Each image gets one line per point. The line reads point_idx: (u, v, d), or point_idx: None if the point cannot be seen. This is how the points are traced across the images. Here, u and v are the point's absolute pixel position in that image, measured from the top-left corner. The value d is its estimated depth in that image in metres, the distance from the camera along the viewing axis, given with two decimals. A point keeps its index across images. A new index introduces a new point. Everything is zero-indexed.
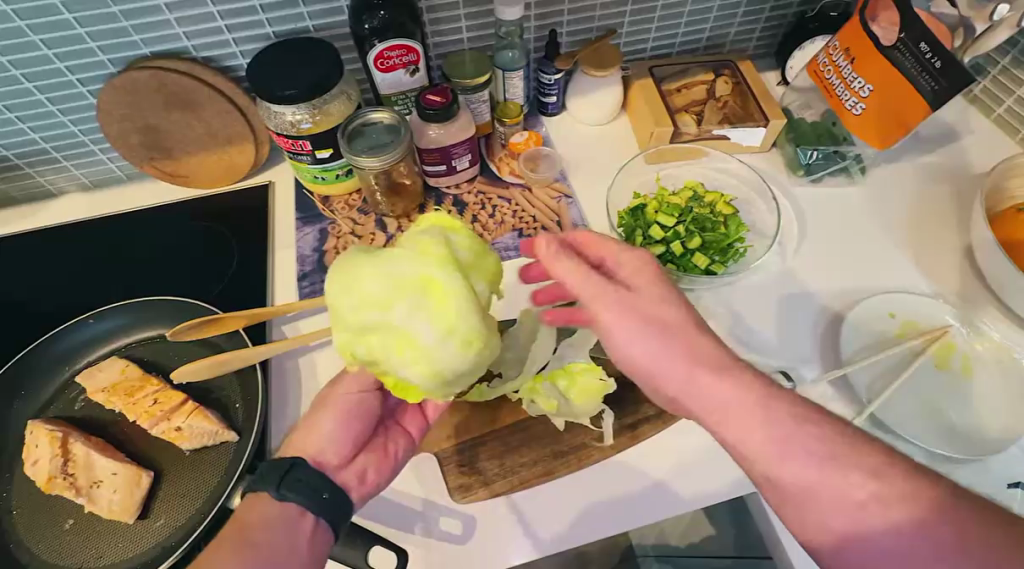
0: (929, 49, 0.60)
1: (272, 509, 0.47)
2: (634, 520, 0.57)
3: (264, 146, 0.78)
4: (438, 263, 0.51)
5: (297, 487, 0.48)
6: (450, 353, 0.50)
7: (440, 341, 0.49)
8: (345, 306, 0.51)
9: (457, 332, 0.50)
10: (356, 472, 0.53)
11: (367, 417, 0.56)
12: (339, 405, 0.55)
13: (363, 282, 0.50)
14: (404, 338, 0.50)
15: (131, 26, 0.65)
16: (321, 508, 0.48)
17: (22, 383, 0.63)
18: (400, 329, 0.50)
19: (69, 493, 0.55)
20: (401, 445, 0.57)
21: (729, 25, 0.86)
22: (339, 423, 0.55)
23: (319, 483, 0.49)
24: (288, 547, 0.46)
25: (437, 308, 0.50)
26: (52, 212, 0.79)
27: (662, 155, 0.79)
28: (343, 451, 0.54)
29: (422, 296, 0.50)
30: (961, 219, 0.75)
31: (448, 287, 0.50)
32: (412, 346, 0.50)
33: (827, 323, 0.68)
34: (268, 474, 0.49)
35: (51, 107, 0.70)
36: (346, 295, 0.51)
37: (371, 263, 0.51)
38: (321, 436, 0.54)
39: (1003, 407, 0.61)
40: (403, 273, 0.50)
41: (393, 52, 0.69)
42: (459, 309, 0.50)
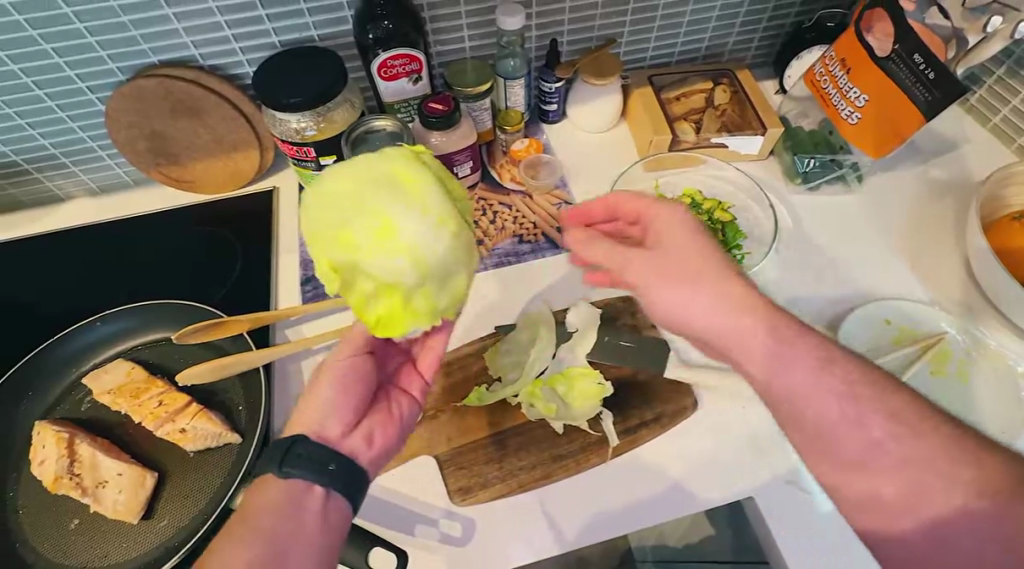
0: (923, 61, 0.62)
1: (277, 493, 0.45)
2: (633, 522, 0.58)
3: (269, 152, 0.79)
4: (405, 161, 0.52)
5: (300, 464, 0.46)
6: (428, 234, 0.49)
7: (416, 221, 0.49)
8: (319, 216, 0.51)
9: (431, 212, 0.49)
10: (362, 437, 0.51)
11: (364, 383, 0.53)
12: (333, 374, 0.52)
13: (333, 185, 0.51)
14: (379, 222, 0.49)
15: (140, 35, 0.67)
16: (331, 481, 0.46)
17: (30, 385, 0.64)
18: (373, 217, 0.49)
19: (75, 493, 0.56)
20: (405, 405, 0.55)
21: (728, 35, 0.87)
22: (336, 392, 0.51)
23: (323, 456, 0.47)
24: (297, 529, 0.44)
25: (410, 191, 0.50)
26: (60, 216, 0.81)
27: (662, 162, 0.81)
28: (345, 419, 0.50)
29: (393, 183, 0.50)
30: (957, 227, 0.76)
31: (417, 175, 0.51)
32: (387, 230, 0.49)
33: (824, 329, 0.69)
34: (269, 455, 0.47)
35: (61, 113, 0.72)
36: (319, 204, 0.51)
37: (340, 171, 0.52)
38: (319, 407, 0.50)
39: (999, 413, 0.62)
40: (372, 169, 0.51)
41: (396, 61, 0.70)
42: (432, 195, 0.50)
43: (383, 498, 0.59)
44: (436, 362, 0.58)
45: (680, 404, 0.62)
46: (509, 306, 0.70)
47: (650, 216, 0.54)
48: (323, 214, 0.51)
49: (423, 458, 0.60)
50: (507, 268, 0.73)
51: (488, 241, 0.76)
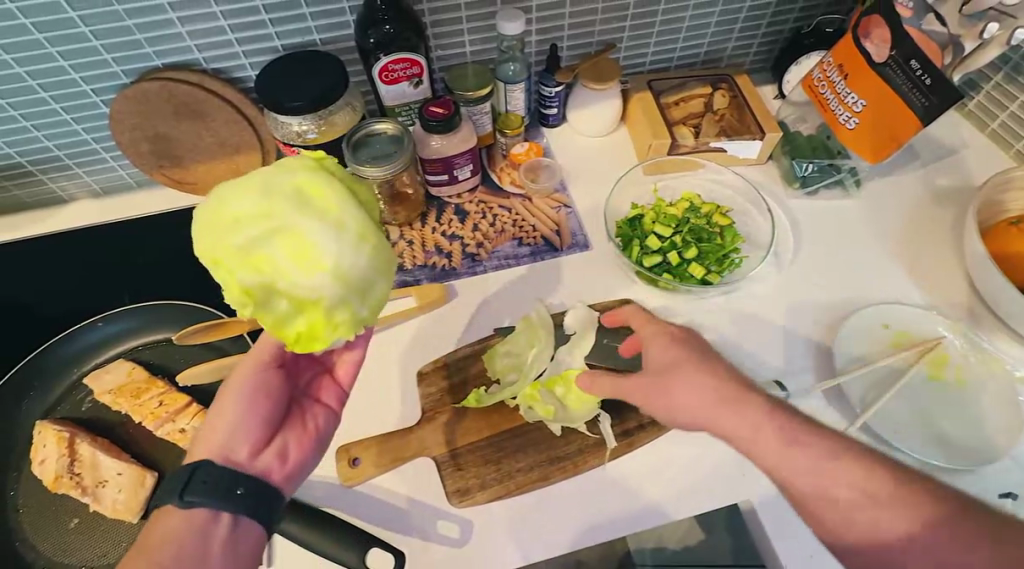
0: (920, 67, 0.63)
1: (180, 524, 0.47)
2: (632, 524, 0.58)
3: (271, 154, 0.79)
4: (314, 171, 0.53)
5: (202, 492, 0.47)
6: (343, 247, 0.50)
7: (331, 236, 0.50)
8: (224, 236, 0.50)
9: (345, 224, 0.51)
10: (274, 454, 0.52)
11: (273, 399, 0.54)
12: (243, 393, 0.53)
13: (232, 205, 0.50)
14: (292, 242, 0.49)
15: (144, 38, 0.67)
16: (238, 506, 0.48)
17: (31, 385, 0.64)
18: (283, 236, 0.49)
19: (75, 492, 0.56)
20: (321, 417, 0.57)
21: (727, 40, 0.88)
22: (245, 409, 0.53)
23: (228, 481, 0.48)
24: (197, 554, 0.45)
25: (321, 205, 0.51)
26: (63, 217, 0.81)
27: (661, 166, 0.81)
28: (253, 438, 0.52)
29: (301, 199, 0.50)
30: (955, 231, 0.76)
31: (325, 187, 0.51)
32: (301, 248, 0.49)
33: (822, 333, 0.69)
34: (170, 486, 0.48)
35: (65, 115, 0.73)
36: (221, 224, 0.50)
37: (239, 189, 0.51)
38: (227, 427, 0.51)
39: (996, 417, 0.62)
40: (277, 184, 0.51)
41: (398, 65, 0.71)
42: (343, 206, 0.51)
43: (379, 499, 0.59)
44: (355, 371, 0.60)
45: None
46: (508, 308, 0.71)
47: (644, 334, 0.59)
48: (226, 237, 0.50)
49: (420, 459, 0.61)
50: (507, 271, 0.74)
51: (488, 244, 0.76)
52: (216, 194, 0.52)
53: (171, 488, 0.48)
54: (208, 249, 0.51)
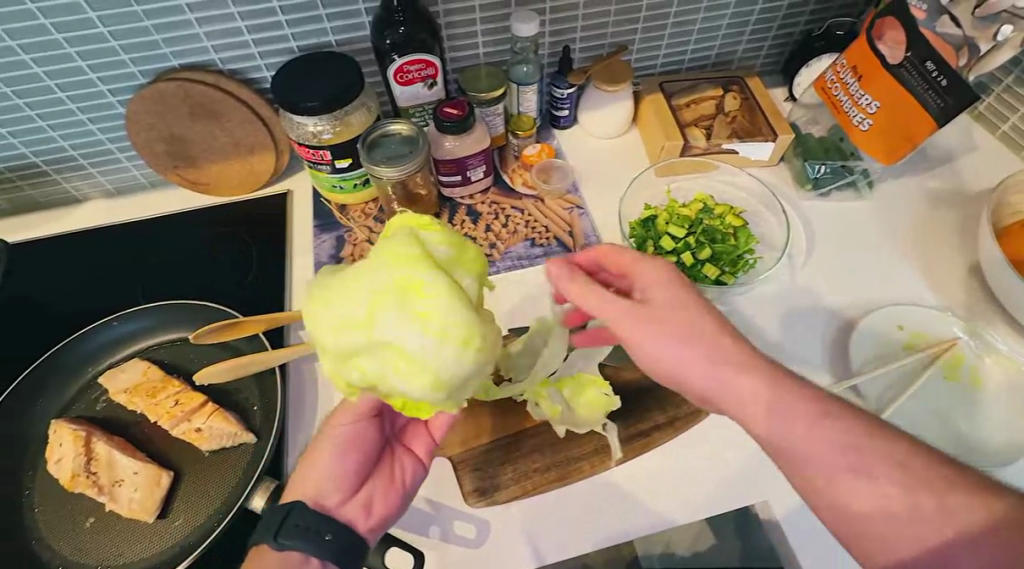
0: (935, 68, 0.63)
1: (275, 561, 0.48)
2: (649, 525, 0.58)
3: (284, 155, 0.79)
4: (414, 268, 0.51)
5: (297, 536, 0.48)
6: (446, 357, 0.49)
7: (433, 351, 0.49)
8: (325, 332, 0.51)
9: (447, 336, 0.49)
10: (361, 503, 0.54)
11: (364, 450, 0.56)
12: (336, 441, 0.55)
13: (338, 306, 0.50)
14: (395, 351, 0.49)
15: (161, 39, 0.68)
16: (326, 551, 0.49)
17: (46, 384, 0.64)
18: (387, 347, 0.49)
19: (92, 491, 0.56)
20: (409, 467, 0.57)
21: (737, 43, 0.88)
22: (337, 457, 0.54)
23: (319, 526, 0.49)
24: None
25: (424, 313, 0.49)
26: (76, 217, 0.81)
27: (673, 168, 0.81)
28: (344, 487, 0.53)
29: (404, 302, 0.49)
30: (967, 233, 0.76)
31: (427, 291, 0.50)
32: (405, 361, 0.49)
33: (836, 334, 0.69)
34: (265, 525, 0.49)
35: (81, 116, 0.73)
36: (325, 320, 0.51)
37: (344, 288, 0.51)
38: (321, 475, 0.53)
39: (1012, 419, 0.62)
40: (380, 285, 0.50)
41: (412, 66, 0.71)
42: (444, 309, 0.49)
43: None
44: (446, 426, 0.59)
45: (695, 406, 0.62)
46: (521, 309, 0.71)
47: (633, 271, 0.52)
48: (332, 336, 0.50)
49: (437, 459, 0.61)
50: (520, 272, 0.74)
51: (501, 244, 0.76)
52: (324, 284, 0.52)
53: (264, 528, 0.49)
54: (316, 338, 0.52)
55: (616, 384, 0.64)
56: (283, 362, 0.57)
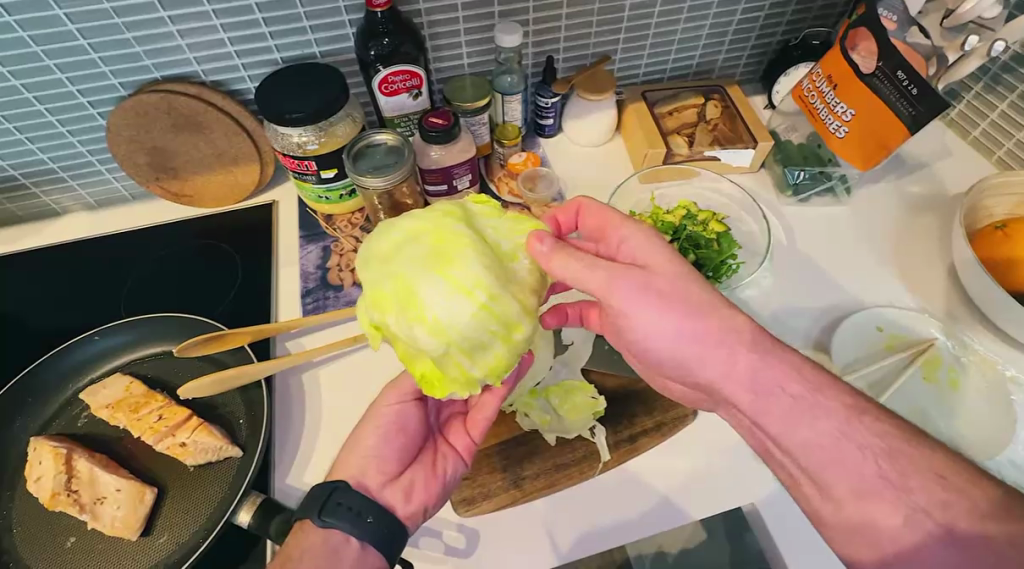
0: (906, 77, 0.64)
1: (318, 537, 0.49)
2: (638, 529, 0.58)
3: (269, 166, 0.79)
4: (446, 220, 0.54)
5: (340, 514, 0.49)
6: (452, 301, 0.50)
7: (440, 295, 0.50)
8: (362, 266, 0.55)
9: (457, 283, 0.50)
10: (402, 490, 0.54)
11: (405, 437, 0.57)
12: (380, 422, 0.56)
13: (378, 243, 0.55)
14: (408, 289, 0.51)
15: (143, 51, 0.67)
16: (366, 533, 0.49)
17: (24, 401, 0.63)
18: (405, 281, 0.51)
19: (72, 510, 0.55)
20: (450, 461, 0.56)
21: (718, 53, 0.90)
22: (382, 439, 0.56)
23: (362, 507, 0.50)
24: None
25: (441, 257, 0.51)
26: (56, 230, 0.80)
27: (657, 174, 0.82)
28: (387, 470, 0.54)
29: (428, 243, 0.52)
30: (943, 236, 0.78)
31: (450, 237, 0.52)
32: (413, 297, 0.51)
33: (818, 336, 0.70)
34: (310, 502, 0.50)
35: (62, 128, 0.72)
36: (365, 255, 0.56)
37: (385, 231, 0.55)
38: (365, 456, 0.55)
39: (990, 419, 0.63)
40: (414, 228, 0.53)
41: (397, 77, 0.71)
42: (463, 257, 0.51)
43: None
44: (487, 424, 0.58)
45: (680, 412, 0.62)
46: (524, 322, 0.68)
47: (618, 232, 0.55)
48: (366, 270, 0.54)
49: None
50: None
51: None
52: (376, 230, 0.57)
53: (307, 506, 0.50)
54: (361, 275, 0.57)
55: (603, 390, 0.64)
56: (269, 373, 0.57)
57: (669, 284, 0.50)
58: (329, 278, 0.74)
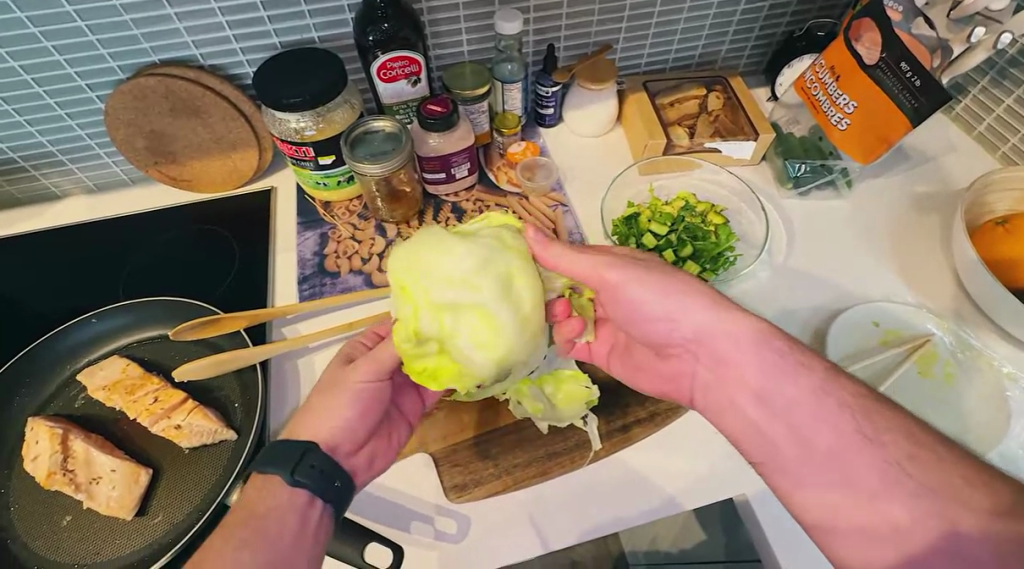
0: (909, 68, 0.64)
1: (284, 497, 0.48)
2: (629, 518, 0.58)
3: (268, 152, 0.79)
4: (516, 254, 0.55)
5: (309, 475, 0.49)
6: (521, 340, 0.53)
7: (514, 330, 0.53)
8: (416, 269, 0.53)
9: (529, 323, 0.54)
10: (365, 458, 0.55)
11: (374, 411, 0.56)
12: (354, 394, 0.55)
13: (446, 257, 0.52)
14: (484, 320, 0.52)
15: (141, 34, 0.67)
16: (332, 496, 0.50)
17: (23, 381, 0.63)
18: (481, 310, 0.52)
19: (68, 489, 0.56)
20: (404, 430, 0.59)
21: (721, 43, 0.89)
22: (355, 410, 0.55)
23: (332, 471, 0.50)
24: (296, 535, 0.47)
25: (518, 293, 0.53)
26: (54, 213, 0.80)
27: (656, 165, 0.82)
28: (356, 438, 0.54)
29: (506, 277, 0.53)
30: (944, 231, 0.77)
31: (527, 277, 0.54)
32: (488, 328, 0.52)
33: (814, 330, 0.70)
34: (282, 459, 0.49)
35: (60, 111, 0.72)
36: (421, 260, 0.53)
37: (448, 244, 0.53)
38: (336, 422, 0.54)
39: (985, 416, 0.62)
40: (492, 256, 0.53)
41: (395, 63, 0.71)
42: (533, 299, 0.54)
43: (376, 495, 0.59)
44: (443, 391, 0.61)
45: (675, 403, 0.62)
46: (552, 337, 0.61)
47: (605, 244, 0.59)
48: (432, 282, 0.52)
49: (418, 454, 0.60)
50: None
51: None
52: (424, 234, 0.55)
53: (271, 459, 0.50)
54: (407, 280, 0.53)
55: (597, 380, 0.65)
56: (264, 358, 0.58)
57: (641, 274, 0.54)
58: (326, 265, 0.74)
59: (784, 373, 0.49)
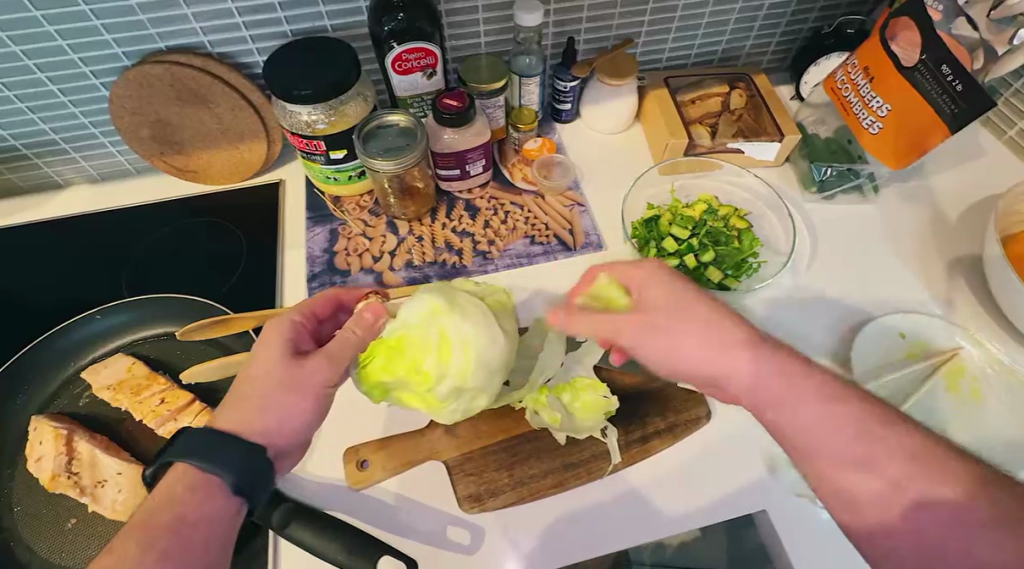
0: (951, 72, 0.60)
1: (218, 506, 0.46)
2: (645, 532, 0.57)
3: (276, 144, 0.77)
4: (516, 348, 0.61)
5: (246, 483, 0.47)
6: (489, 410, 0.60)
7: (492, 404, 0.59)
8: (447, 330, 0.56)
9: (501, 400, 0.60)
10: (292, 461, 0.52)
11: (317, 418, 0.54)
12: None
13: (482, 334, 0.57)
14: (478, 394, 0.57)
15: (147, 19, 0.64)
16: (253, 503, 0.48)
17: (28, 377, 0.62)
18: (481, 387, 0.57)
19: (73, 492, 0.55)
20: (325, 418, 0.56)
21: (745, 39, 0.86)
22: None
23: (264, 482, 0.48)
24: (204, 547, 0.45)
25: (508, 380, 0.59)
26: (58, 203, 0.78)
27: (677, 166, 0.80)
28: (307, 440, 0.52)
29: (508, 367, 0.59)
30: (971, 239, 0.75)
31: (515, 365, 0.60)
32: (478, 399, 0.57)
33: (838, 341, 0.68)
34: (226, 461, 0.46)
35: (63, 98, 0.69)
36: (457, 325, 0.56)
37: (480, 326, 0.57)
38: None
39: (1013, 433, 0.60)
40: (507, 349, 0.58)
41: (411, 55, 0.68)
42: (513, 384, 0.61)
43: (388, 500, 0.57)
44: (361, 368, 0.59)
45: (695, 413, 0.61)
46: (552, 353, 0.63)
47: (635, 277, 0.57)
48: (474, 355, 0.56)
49: (430, 463, 0.59)
50: (533, 267, 0.73)
51: (499, 241, 0.75)
52: (458, 304, 0.58)
53: (193, 450, 0.46)
54: (454, 343, 0.56)
55: (616, 387, 0.63)
56: None
57: None
58: (336, 263, 0.72)
59: (815, 391, 0.47)
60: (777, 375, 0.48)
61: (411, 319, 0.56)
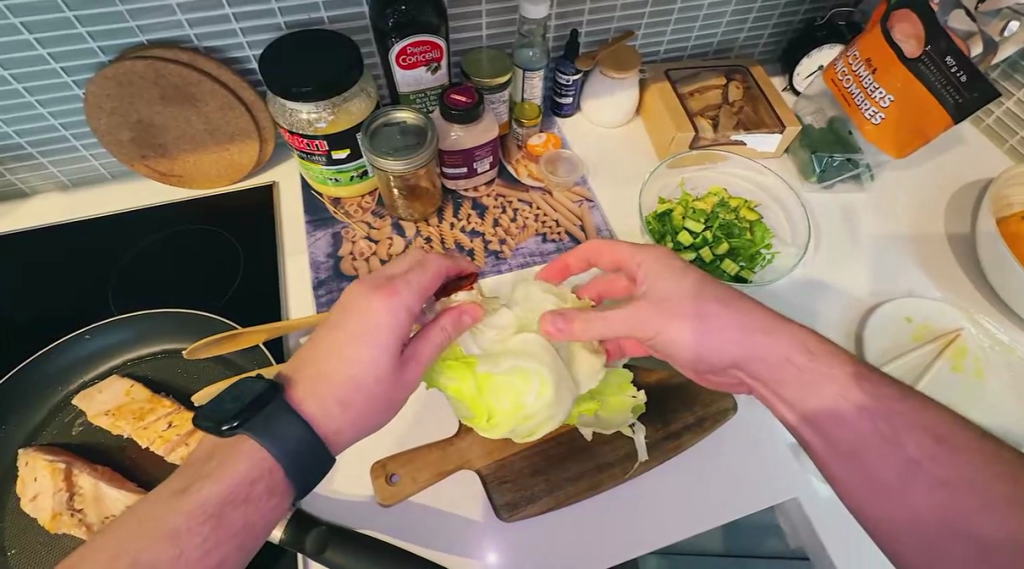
0: (955, 63, 0.63)
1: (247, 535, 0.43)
2: (681, 529, 0.57)
3: (269, 144, 0.72)
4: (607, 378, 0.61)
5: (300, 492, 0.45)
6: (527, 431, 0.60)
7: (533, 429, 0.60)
8: (538, 412, 0.55)
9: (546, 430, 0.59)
10: None
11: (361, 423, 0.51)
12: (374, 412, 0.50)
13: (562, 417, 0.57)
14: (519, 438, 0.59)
15: (127, 11, 0.59)
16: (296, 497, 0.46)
17: (11, 408, 0.56)
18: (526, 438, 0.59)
19: (78, 529, 0.51)
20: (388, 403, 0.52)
21: (740, 31, 0.87)
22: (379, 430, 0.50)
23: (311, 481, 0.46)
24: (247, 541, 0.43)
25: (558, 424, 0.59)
26: (27, 214, 0.72)
27: (684, 160, 0.80)
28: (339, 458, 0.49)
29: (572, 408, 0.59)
30: (959, 223, 0.78)
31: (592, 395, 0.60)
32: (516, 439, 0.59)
33: (849, 327, 0.70)
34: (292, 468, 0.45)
35: (30, 98, 0.63)
36: (546, 412, 0.55)
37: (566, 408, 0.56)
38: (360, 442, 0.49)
39: (1013, 408, 0.63)
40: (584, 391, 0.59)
41: (416, 48, 0.65)
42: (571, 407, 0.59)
43: (420, 515, 0.55)
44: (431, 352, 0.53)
45: (722, 406, 0.61)
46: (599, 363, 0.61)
47: (630, 265, 0.57)
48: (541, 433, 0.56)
49: (463, 472, 0.57)
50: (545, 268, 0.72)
51: (511, 240, 0.73)
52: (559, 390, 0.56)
53: (253, 452, 0.44)
54: (536, 418, 0.55)
55: (640, 384, 0.62)
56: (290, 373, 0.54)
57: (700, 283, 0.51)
58: (342, 268, 0.69)
59: (839, 374, 0.48)
60: (813, 368, 0.48)
61: (508, 369, 0.56)
